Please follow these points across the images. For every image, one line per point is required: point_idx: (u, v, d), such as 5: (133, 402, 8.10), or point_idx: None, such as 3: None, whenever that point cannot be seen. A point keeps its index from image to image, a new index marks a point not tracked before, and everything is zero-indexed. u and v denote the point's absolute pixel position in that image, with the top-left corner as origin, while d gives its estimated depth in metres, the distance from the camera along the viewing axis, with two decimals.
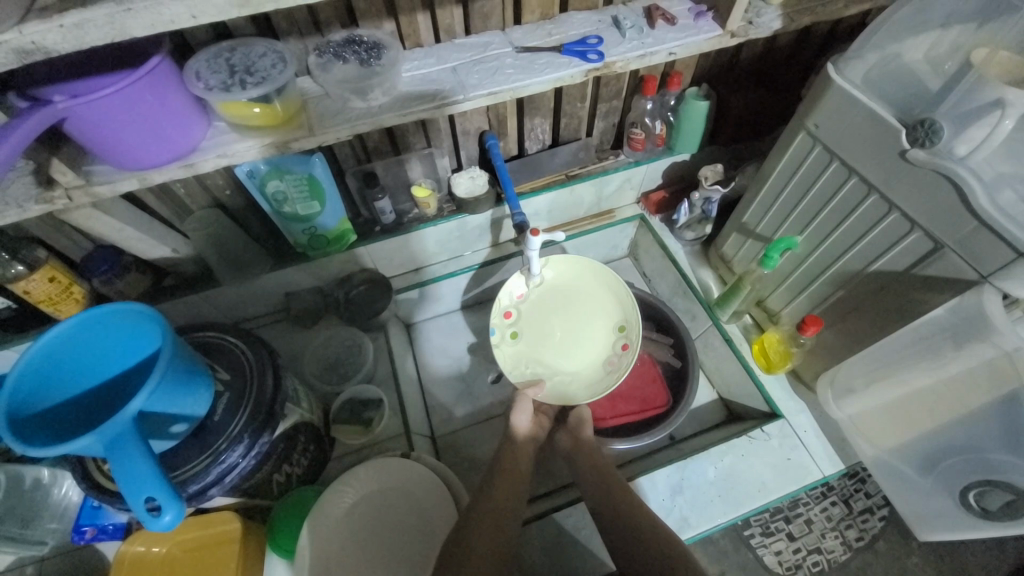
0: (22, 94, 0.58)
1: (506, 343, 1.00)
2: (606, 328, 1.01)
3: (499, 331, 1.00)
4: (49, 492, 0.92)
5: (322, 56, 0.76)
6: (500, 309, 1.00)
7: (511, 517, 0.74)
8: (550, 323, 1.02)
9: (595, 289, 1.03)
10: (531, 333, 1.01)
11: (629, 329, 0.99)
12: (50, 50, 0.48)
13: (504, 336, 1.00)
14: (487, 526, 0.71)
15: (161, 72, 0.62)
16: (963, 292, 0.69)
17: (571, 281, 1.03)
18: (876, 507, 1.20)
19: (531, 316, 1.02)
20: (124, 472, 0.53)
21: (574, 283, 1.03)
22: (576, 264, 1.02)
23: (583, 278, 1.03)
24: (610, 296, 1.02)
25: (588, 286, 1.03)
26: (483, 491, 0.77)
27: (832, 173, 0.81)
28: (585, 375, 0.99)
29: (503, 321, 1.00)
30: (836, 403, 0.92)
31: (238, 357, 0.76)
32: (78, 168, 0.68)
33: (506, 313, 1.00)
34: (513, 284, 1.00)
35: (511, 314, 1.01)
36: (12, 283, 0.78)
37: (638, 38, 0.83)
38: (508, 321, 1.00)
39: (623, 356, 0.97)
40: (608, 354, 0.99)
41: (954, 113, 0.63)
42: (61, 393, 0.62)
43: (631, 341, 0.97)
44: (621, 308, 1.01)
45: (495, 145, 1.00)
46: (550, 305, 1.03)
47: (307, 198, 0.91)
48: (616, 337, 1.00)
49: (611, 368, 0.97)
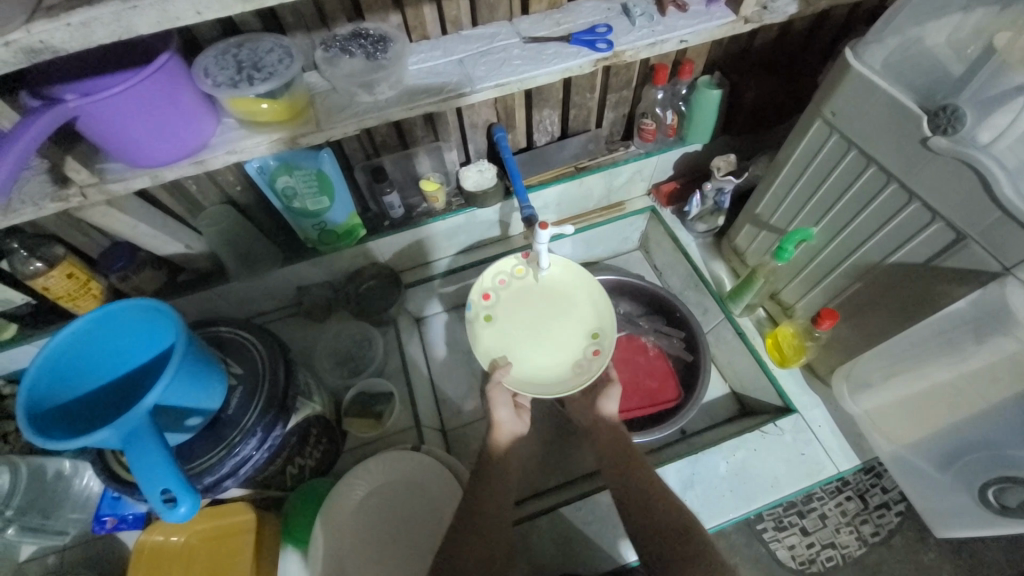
0: (34, 94, 0.58)
1: (479, 326, 0.92)
2: (576, 331, 0.93)
3: (474, 309, 0.93)
4: (71, 482, 0.95)
5: (329, 50, 0.76)
6: (481, 287, 0.95)
7: (501, 522, 0.73)
8: (523, 315, 0.94)
9: (577, 293, 0.96)
10: (503, 325, 0.93)
11: (602, 336, 0.91)
12: (58, 49, 0.49)
13: (477, 319, 0.93)
14: (483, 521, 0.72)
15: (169, 70, 0.62)
16: (985, 284, 0.67)
17: (558, 279, 0.96)
18: (893, 502, 1.18)
19: (511, 302, 0.95)
20: (141, 463, 0.54)
21: (562, 281, 0.96)
22: (565, 266, 0.96)
23: (568, 281, 0.97)
24: (588, 301, 0.95)
25: (571, 291, 0.96)
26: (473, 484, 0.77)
27: (849, 162, 0.79)
28: (548, 374, 0.89)
29: (480, 302, 0.94)
30: (852, 398, 0.91)
31: (251, 351, 0.77)
32: (93, 166, 0.69)
33: (485, 293, 0.95)
34: (496, 268, 0.96)
35: (491, 295, 0.95)
36: (32, 279, 0.80)
37: (648, 25, 0.81)
38: (485, 303, 0.94)
39: (592, 361, 0.89)
40: (577, 355, 0.91)
41: (979, 98, 0.61)
42: (76, 389, 0.64)
43: (604, 347, 0.90)
44: (595, 314, 0.93)
45: (503, 137, 1.00)
46: (531, 296, 0.95)
47: (316, 194, 0.92)
48: (588, 341, 0.91)
49: (577, 371, 0.89)
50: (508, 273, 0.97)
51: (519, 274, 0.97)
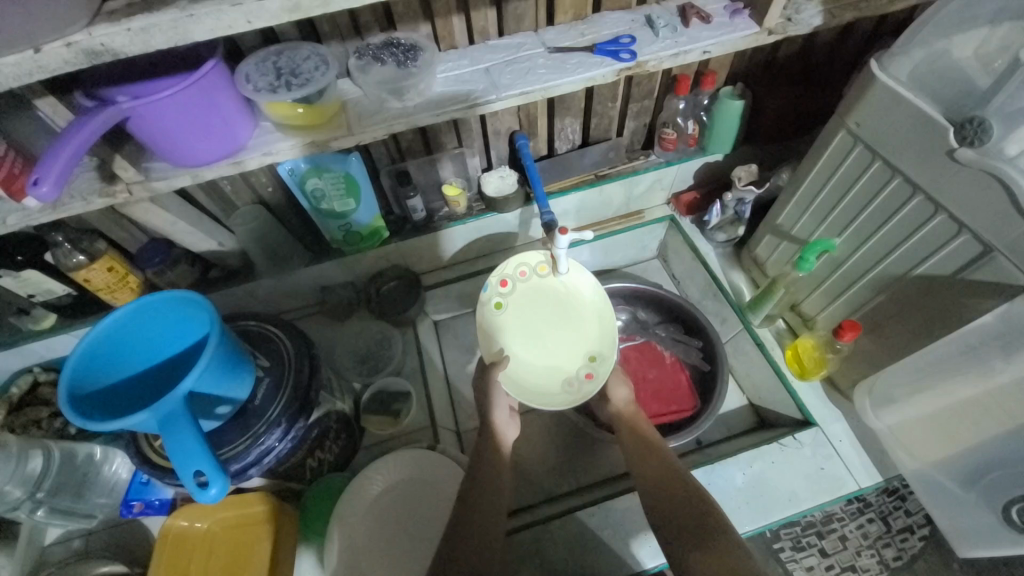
0: (89, 95, 0.63)
1: (489, 312, 0.92)
2: (577, 349, 0.92)
3: (489, 292, 0.92)
4: (101, 468, 0.98)
5: (362, 58, 0.80)
6: (500, 272, 0.93)
7: (498, 515, 0.73)
8: (530, 317, 0.93)
9: (583, 308, 0.94)
10: (510, 320, 0.92)
11: (598, 361, 0.91)
12: (117, 52, 0.52)
13: (489, 304, 0.92)
14: (485, 507, 0.72)
15: (214, 76, 0.66)
16: (1012, 297, 0.66)
17: (577, 288, 0.94)
18: (917, 526, 1.15)
19: (523, 299, 0.93)
20: (176, 445, 0.57)
21: (575, 291, 0.94)
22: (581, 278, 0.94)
23: (581, 294, 0.94)
24: (593, 321, 0.93)
25: (580, 303, 0.94)
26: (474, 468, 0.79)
27: (873, 173, 0.78)
28: (539, 384, 0.90)
29: (497, 287, 0.93)
30: (874, 412, 0.89)
31: (278, 345, 0.80)
32: (139, 165, 0.74)
33: (504, 280, 0.93)
34: (518, 258, 0.94)
35: (508, 283, 0.93)
36: (75, 271, 0.84)
37: (671, 36, 0.83)
38: (502, 289, 0.93)
39: (583, 384, 0.90)
40: (571, 373, 0.91)
41: (1004, 110, 0.60)
42: (114, 375, 0.67)
43: (597, 373, 0.90)
44: (597, 336, 0.92)
45: (525, 144, 1.02)
46: (544, 298, 0.93)
47: (344, 196, 0.95)
48: (583, 362, 0.91)
49: (567, 389, 0.90)
50: (531, 266, 0.94)
51: (541, 271, 0.94)
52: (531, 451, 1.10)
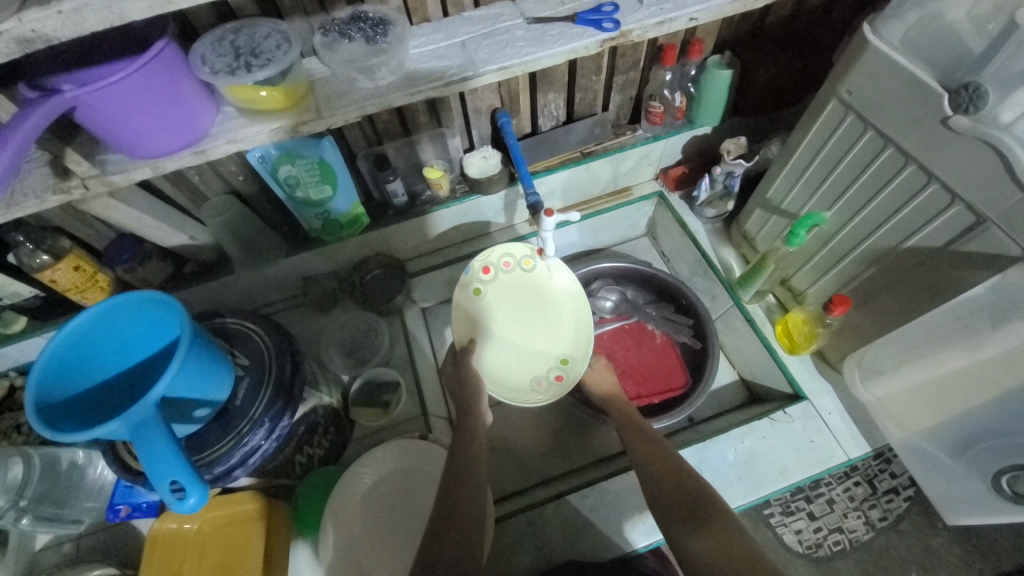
0: (30, 84, 0.57)
1: (466, 296, 0.92)
2: (547, 350, 0.92)
3: (473, 275, 0.92)
4: (85, 472, 0.97)
5: (328, 35, 0.75)
6: (483, 259, 0.91)
7: (478, 499, 0.70)
8: (506, 313, 0.92)
9: (559, 309, 0.93)
10: (486, 310, 0.92)
11: (570, 364, 0.91)
12: (50, 38, 0.48)
13: (468, 288, 0.92)
14: (473, 493, 0.70)
15: (167, 57, 0.61)
16: (1004, 268, 0.65)
17: (556, 287, 0.92)
18: (902, 487, 1.18)
19: (502, 291, 0.92)
20: (149, 454, 0.55)
21: (553, 290, 0.93)
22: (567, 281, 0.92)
23: (559, 294, 0.93)
24: (569, 321, 0.92)
25: (556, 303, 0.93)
26: (463, 454, 0.76)
27: (866, 143, 0.76)
28: (508, 378, 0.91)
29: (479, 273, 0.92)
30: (864, 384, 0.90)
31: (257, 342, 0.77)
32: (93, 158, 0.69)
33: (487, 267, 0.92)
34: (505, 249, 0.92)
35: (490, 270, 0.92)
36: (39, 272, 0.80)
37: (656, 3, 0.78)
38: (484, 277, 0.92)
39: (551, 386, 0.91)
40: (540, 373, 0.91)
41: (1001, 75, 0.58)
42: (82, 382, 0.64)
43: (568, 376, 0.90)
44: (572, 340, 0.92)
45: (507, 122, 0.96)
46: (522, 296, 0.93)
47: (318, 182, 0.90)
48: (555, 364, 0.91)
49: (535, 389, 0.90)
50: (516, 258, 0.92)
51: (526, 265, 0.92)
52: (524, 434, 1.10)
